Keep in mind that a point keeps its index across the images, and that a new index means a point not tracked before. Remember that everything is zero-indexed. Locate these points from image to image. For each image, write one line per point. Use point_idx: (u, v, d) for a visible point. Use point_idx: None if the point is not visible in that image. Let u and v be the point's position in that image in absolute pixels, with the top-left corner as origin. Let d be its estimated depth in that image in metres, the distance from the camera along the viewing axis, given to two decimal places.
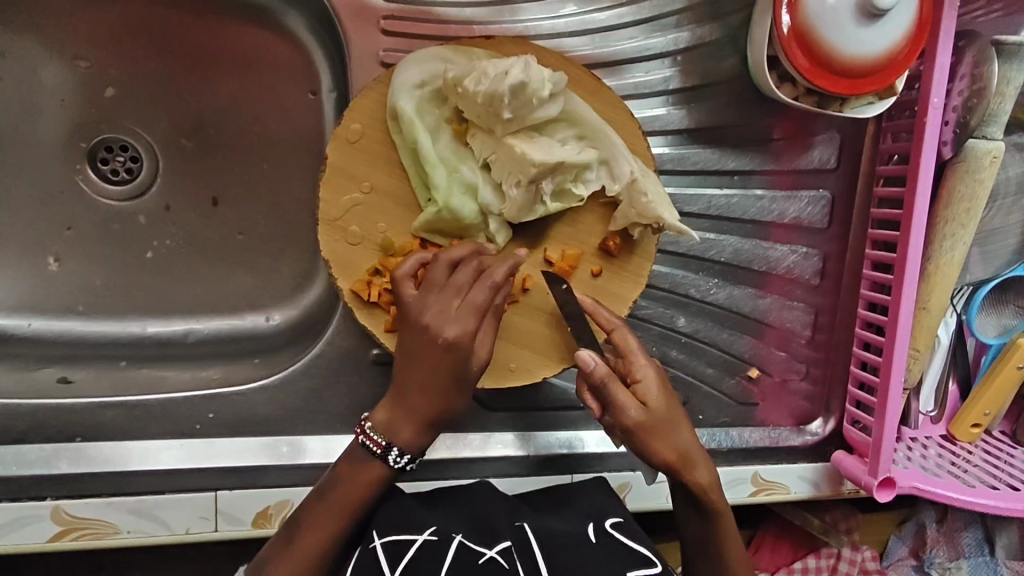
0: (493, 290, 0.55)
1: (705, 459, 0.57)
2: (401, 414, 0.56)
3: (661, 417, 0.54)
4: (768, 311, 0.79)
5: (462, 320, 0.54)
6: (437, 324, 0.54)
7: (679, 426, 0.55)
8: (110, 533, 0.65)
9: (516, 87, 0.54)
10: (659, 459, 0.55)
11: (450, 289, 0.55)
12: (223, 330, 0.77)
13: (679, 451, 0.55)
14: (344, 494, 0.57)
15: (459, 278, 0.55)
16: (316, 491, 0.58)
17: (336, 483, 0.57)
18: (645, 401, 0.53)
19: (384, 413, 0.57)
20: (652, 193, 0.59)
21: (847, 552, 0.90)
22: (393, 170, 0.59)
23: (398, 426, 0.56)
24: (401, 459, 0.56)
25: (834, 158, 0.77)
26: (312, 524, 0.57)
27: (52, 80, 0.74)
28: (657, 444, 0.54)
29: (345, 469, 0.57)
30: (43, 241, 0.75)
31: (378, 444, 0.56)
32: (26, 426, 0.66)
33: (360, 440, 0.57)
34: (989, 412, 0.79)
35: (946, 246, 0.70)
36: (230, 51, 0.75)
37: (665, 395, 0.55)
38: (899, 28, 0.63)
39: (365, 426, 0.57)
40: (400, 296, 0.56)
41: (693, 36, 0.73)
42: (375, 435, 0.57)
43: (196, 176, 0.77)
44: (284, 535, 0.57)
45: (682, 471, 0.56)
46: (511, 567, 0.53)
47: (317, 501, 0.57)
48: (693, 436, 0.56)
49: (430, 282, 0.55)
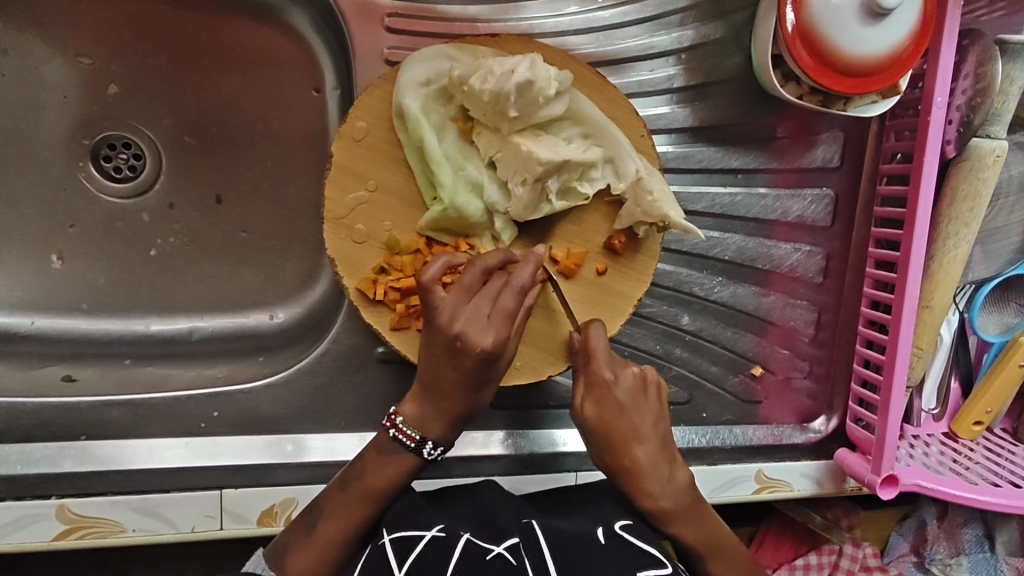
0: (522, 295, 0.55)
1: (665, 479, 0.58)
2: (433, 410, 0.57)
3: (608, 425, 0.57)
4: (771, 309, 0.79)
5: (495, 331, 0.53)
6: (470, 334, 0.53)
7: (636, 436, 0.57)
8: (115, 532, 0.65)
9: (522, 85, 0.53)
10: (605, 461, 0.58)
11: (484, 298, 0.54)
12: (227, 328, 0.77)
13: (626, 464, 0.57)
14: (367, 485, 0.58)
15: (493, 286, 0.54)
16: (340, 480, 0.59)
17: (362, 472, 0.58)
18: (589, 405, 0.57)
19: (414, 408, 0.58)
20: (657, 191, 0.59)
21: (848, 549, 0.90)
22: (398, 168, 0.59)
23: (430, 421, 0.58)
24: (434, 453, 0.58)
25: (837, 156, 0.77)
26: (333, 512, 0.58)
27: (54, 78, 0.73)
28: (602, 447, 0.58)
29: (372, 458, 0.59)
30: (46, 239, 0.75)
31: (411, 437, 0.58)
32: (31, 424, 0.66)
33: (390, 433, 0.59)
34: (990, 409, 0.79)
35: (950, 244, 0.70)
36: (234, 49, 0.75)
37: (620, 406, 0.57)
38: (904, 27, 0.63)
39: (396, 420, 0.58)
40: (430, 302, 0.54)
41: (697, 35, 0.73)
42: (407, 430, 0.58)
43: (199, 173, 0.77)
44: (303, 522, 0.58)
45: (631, 483, 0.58)
46: (518, 563, 0.53)
47: (339, 490, 0.58)
48: (649, 453, 0.58)
49: (462, 289, 0.54)
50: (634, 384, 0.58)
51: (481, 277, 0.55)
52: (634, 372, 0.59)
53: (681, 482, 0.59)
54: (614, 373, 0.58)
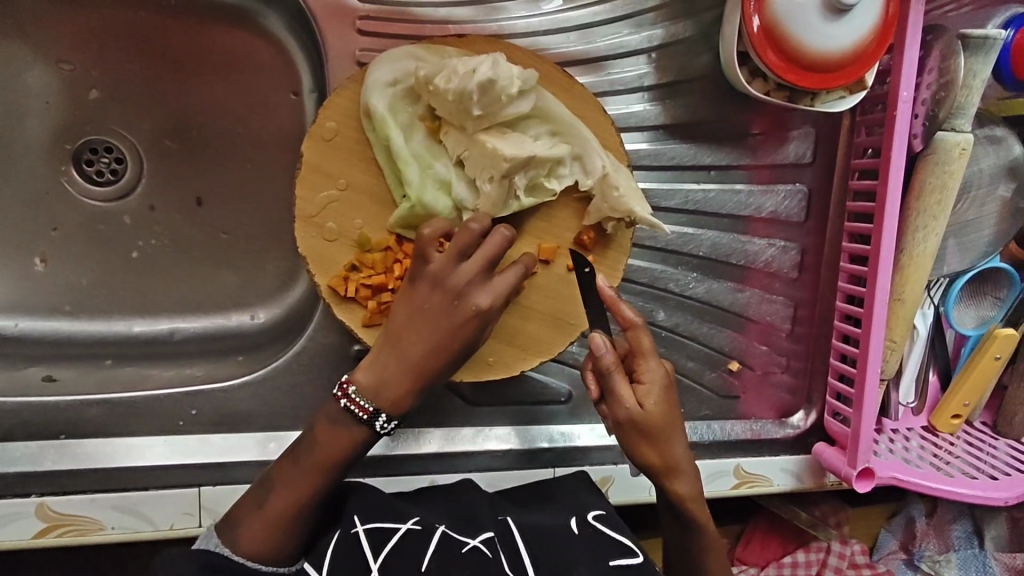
0: (522, 273, 0.58)
1: (693, 470, 0.59)
2: (391, 379, 0.55)
3: (660, 422, 0.55)
4: (747, 304, 0.80)
5: (493, 294, 0.56)
6: (469, 293, 0.55)
7: (677, 431, 0.56)
8: (95, 530, 0.65)
9: (484, 84, 0.54)
10: (646, 456, 0.56)
11: (479, 262, 0.55)
12: (209, 329, 0.78)
13: (667, 457, 0.56)
14: (322, 457, 0.56)
15: (492, 248, 0.56)
16: (291, 451, 0.57)
17: (313, 446, 0.56)
18: (649, 403, 0.54)
19: (371, 375, 0.56)
20: (623, 186, 0.60)
21: (836, 546, 0.90)
22: (368, 167, 0.60)
23: (388, 389, 0.56)
24: (387, 426, 0.56)
25: (810, 152, 0.78)
26: (283, 485, 0.55)
27: (36, 83, 0.75)
28: (647, 443, 0.55)
29: (325, 430, 0.56)
30: (30, 242, 0.76)
31: (364, 409, 0.55)
32: (11, 424, 0.67)
33: (342, 402, 0.56)
34: (968, 403, 0.80)
35: (919, 237, 0.70)
36: (212, 53, 0.76)
37: (667, 404, 0.55)
38: (867, 21, 0.64)
39: (348, 389, 0.56)
40: (423, 259, 0.55)
41: (667, 34, 0.74)
42: (362, 400, 0.55)
43: (180, 177, 0.78)
44: (255, 494, 0.56)
45: (665, 474, 0.57)
46: (493, 556, 0.54)
47: (290, 463, 0.56)
48: (684, 448, 0.57)
49: (463, 248, 0.55)
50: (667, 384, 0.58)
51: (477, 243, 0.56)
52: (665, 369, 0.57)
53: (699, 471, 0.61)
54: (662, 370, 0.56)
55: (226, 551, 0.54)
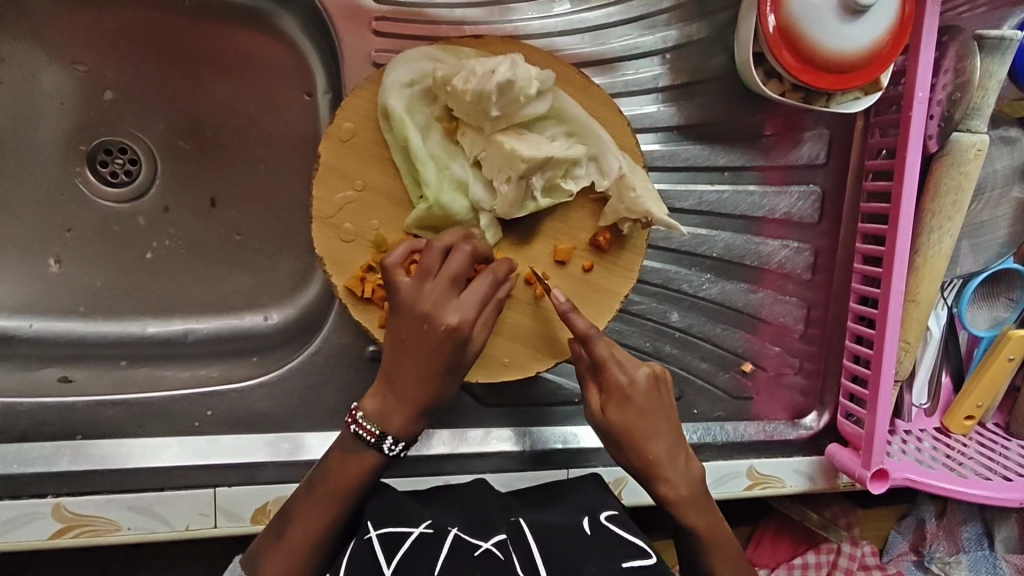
0: (494, 282, 0.57)
1: (682, 469, 0.59)
2: (393, 403, 0.57)
3: (628, 425, 0.58)
4: (760, 306, 0.80)
5: (463, 310, 0.55)
6: (437, 313, 0.55)
7: (652, 433, 0.58)
8: (111, 530, 0.65)
9: (502, 85, 0.54)
10: (626, 457, 0.59)
11: (444, 280, 0.55)
12: (222, 330, 0.78)
13: (645, 459, 0.58)
14: (333, 484, 0.58)
15: (454, 265, 0.55)
16: (308, 481, 0.59)
17: (325, 474, 0.58)
18: (608, 410, 0.58)
19: (376, 402, 0.58)
20: (640, 187, 0.60)
21: (846, 548, 0.90)
22: (385, 167, 0.60)
23: (390, 414, 0.57)
24: (395, 448, 0.58)
25: (823, 153, 0.78)
26: (299, 516, 0.58)
27: (51, 84, 0.75)
28: (621, 445, 0.59)
29: (337, 458, 0.58)
30: (44, 243, 0.76)
31: (371, 433, 0.58)
32: (27, 425, 0.67)
33: (351, 429, 0.58)
34: (981, 403, 0.79)
35: (934, 238, 0.70)
36: (227, 54, 0.77)
37: (633, 408, 0.58)
38: (882, 21, 0.64)
39: (356, 416, 0.58)
40: (393, 285, 0.56)
41: (682, 35, 0.74)
42: (367, 425, 0.58)
43: (193, 178, 0.78)
44: (274, 528, 0.59)
45: (650, 475, 0.59)
46: (505, 558, 0.53)
47: (306, 492, 0.59)
48: (665, 448, 0.59)
49: (425, 270, 0.55)
50: (648, 385, 0.58)
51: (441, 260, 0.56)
52: (645, 372, 0.59)
53: (696, 471, 0.60)
54: (627, 376, 0.58)
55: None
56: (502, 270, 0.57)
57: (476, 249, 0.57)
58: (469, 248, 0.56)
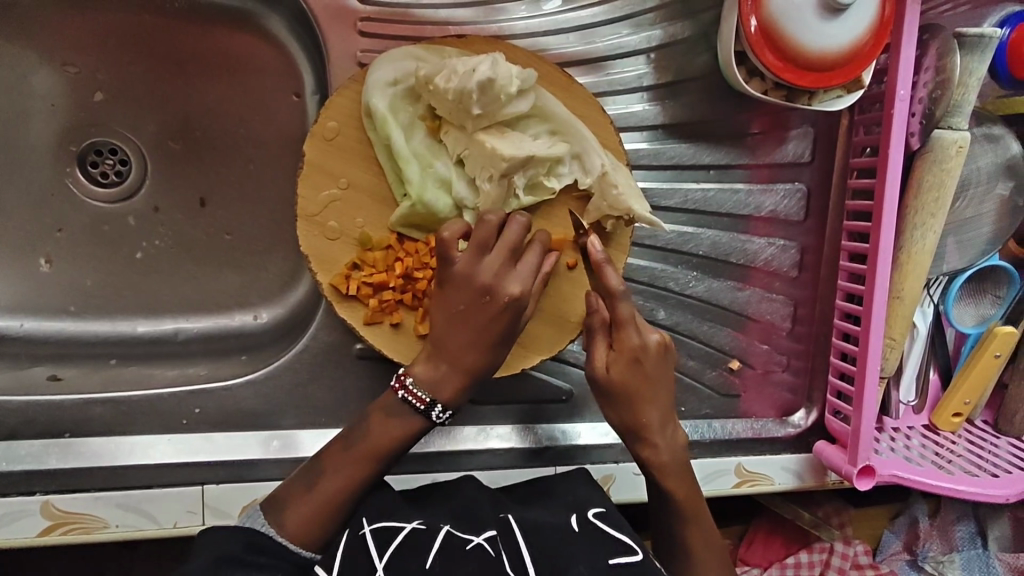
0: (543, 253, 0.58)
1: (669, 438, 0.60)
2: (446, 371, 0.57)
3: (625, 386, 0.58)
4: (747, 303, 0.80)
5: (522, 280, 0.56)
6: (500, 283, 0.55)
7: (648, 398, 0.59)
8: (99, 527, 0.66)
9: (484, 83, 0.55)
10: (620, 416, 0.60)
11: (502, 252, 0.56)
12: (212, 329, 0.79)
13: (638, 421, 0.59)
14: (373, 443, 0.58)
15: (512, 236, 0.56)
16: (344, 439, 0.59)
17: (366, 432, 0.58)
18: (613, 365, 0.58)
19: (426, 369, 0.57)
20: (622, 184, 0.61)
21: (839, 546, 0.90)
22: (370, 166, 0.61)
23: (443, 383, 0.57)
24: (442, 417, 0.58)
25: (808, 152, 0.78)
26: (333, 470, 0.57)
27: (42, 86, 0.76)
28: (618, 403, 0.59)
29: (379, 418, 0.58)
30: (35, 243, 0.76)
31: (421, 400, 0.57)
32: (16, 422, 0.68)
33: (398, 394, 0.58)
34: (969, 400, 0.80)
35: (917, 235, 0.71)
36: (216, 55, 0.77)
37: (639, 373, 0.58)
38: (862, 20, 0.65)
39: (405, 381, 0.58)
40: (449, 257, 0.56)
41: (666, 34, 0.74)
42: (418, 392, 0.57)
43: (184, 178, 0.79)
44: (300, 481, 0.57)
45: (639, 438, 0.60)
46: (496, 555, 0.54)
47: (340, 447, 0.58)
48: (659, 415, 0.59)
49: (484, 243, 0.56)
50: (656, 350, 0.59)
51: (498, 233, 0.57)
52: (654, 337, 0.59)
53: (681, 441, 0.61)
54: (641, 339, 0.58)
55: (272, 531, 0.55)
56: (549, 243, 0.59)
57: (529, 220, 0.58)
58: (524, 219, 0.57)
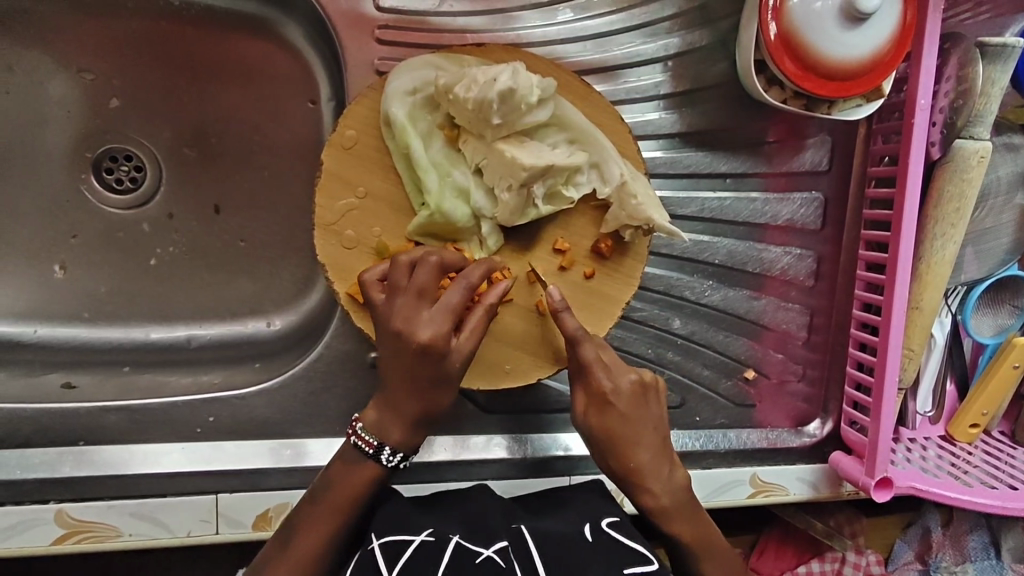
0: (468, 291, 0.55)
1: (665, 480, 0.59)
2: (389, 415, 0.58)
3: (608, 430, 0.58)
4: (763, 312, 0.80)
5: (433, 323, 0.54)
6: (409, 328, 0.54)
7: (633, 442, 0.58)
8: (112, 536, 0.66)
9: (504, 93, 0.55)
10: (607, 463, 0.59)
11: (412, 294, 0.55)
12: (224, 336, 0.78)
13: (627, 465, 0.58)
14: (337, 496, 0.58)
15: (420, 277, 0.55)
16: (309, 494, 0.59)
17: (330, 485, 0.59)
18: (590, 412, 0.58)
19: (374, 413, 0.59)
20: (641, 195, 0.60)
21: (851, 557, 0.89)
22: (388, 174, 0.60)
23: (387, 426, 0.58)
24: (393, 458, 0.58)
25: (825, 160, 0.78)
26: (306, 528, 0.58)
27: (56, 92, 0.75)
28: (602, 451, 0.59)
29: (338, 468, 0.59)
30: (48, 249, 0.76)
31: (370, 444, 0.58)
32: (30, 431, 0.68)
33: (352, 440, 0.59)
34: (987, 412, 0.79)
35: (938, 245, 0.70)
36: (232, 62, 0.77)
37: (618, 413, 0.58)
38: (884, 30, 0.64)
39: (356, 426, 0.59)
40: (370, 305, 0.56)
41: (684, 42, 0.74)
42: (366, 436, 0.58)
43: (198, 185, 0.79)
44: (278, 539, 0.59)
45: (632, 484, 0.59)
46: (507, 565, 0.54)
47: (309, 505, 0.59)
48: (650, 453, 0.58)
49: (394, 287, 0.55)
50: (632, 391, 0.58)
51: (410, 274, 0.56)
52: (631, 377, 0.59)
53: (679, 480, 0.60)
54: (613, 381, 0.58)
55: None
56: (474, 276, 0.56)
57: (445, 259, 0.56)
58: (436, 259, 0.55)
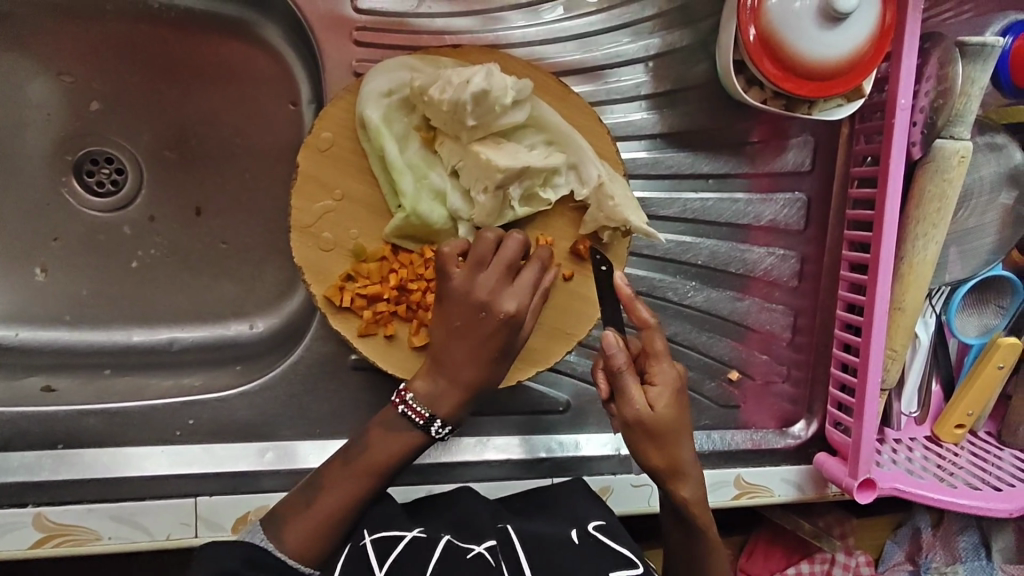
0: (541, 270, 0.56)
1: (701, 473, 0.58)
2: (445, 386, 0.56)
3: (668, 424, 0.54)
4: (746, 313, 0.79)
5: (519, 297, 0.54)
6: (494, 301, 0.54)
7: (684, 435, 0.55)
8: (92, 540, 0.65)
9: (478, 95, 0.55)
10: (654, 458, 0.55)
11: (498, 268, 0.54)
12: (207, 339, 0.78)
13: (675, 459, 0.56)
14: (371, 461, 0.56)
15: (507, 253, 0.55)
16: (339, 457, 0.57)
17: (366, 448, 0.56)
18: (655, 401, 0.54)
19: (425, 384, 0.56)
20: (619, 196, 0.60)
21: (841, 557, 0.89)
22: (364, 177, 0.60)
23: (442, 398, 0.56)
24: (442, 431, 0.57)
25: (808, 161, 0.78)
26: (331, 487, 0.55)
27: (37, 95, 0.75)
28: (655, 445, 0.55)
29: (377, 434, 0.57)
30: (30, 252, 0.76)
31: (420, 415, 0.56)
32: (9, 434, 0.68)
33: (399, 409, 0.57)
34: (972, 412, 0.79)
35: (919, 246, 0.70)
36: (212, 64, 0.77)
37: (677, 405, 0.55)
38: (863, 29, 0.64)
39: (405, 396, 0.56)
40: (446, 275, 0.55)
41: (664, 43, 0.74)
42: (417, 407, 0.56)
43: (180, 187, 0.78)
44: (298, 497, 0.56)
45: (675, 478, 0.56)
46: (495, 564, 0.54)
47: (339, 466, 0.56)
48: (691, 452, 0.56)
49: (478, 259, 0.55)
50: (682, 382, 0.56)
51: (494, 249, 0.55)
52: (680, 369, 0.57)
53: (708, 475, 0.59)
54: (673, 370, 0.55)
55: (270, 547, 0.53)
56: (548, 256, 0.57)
57: (527, 239, 0.56)
58: (522, 236, 0.56)
